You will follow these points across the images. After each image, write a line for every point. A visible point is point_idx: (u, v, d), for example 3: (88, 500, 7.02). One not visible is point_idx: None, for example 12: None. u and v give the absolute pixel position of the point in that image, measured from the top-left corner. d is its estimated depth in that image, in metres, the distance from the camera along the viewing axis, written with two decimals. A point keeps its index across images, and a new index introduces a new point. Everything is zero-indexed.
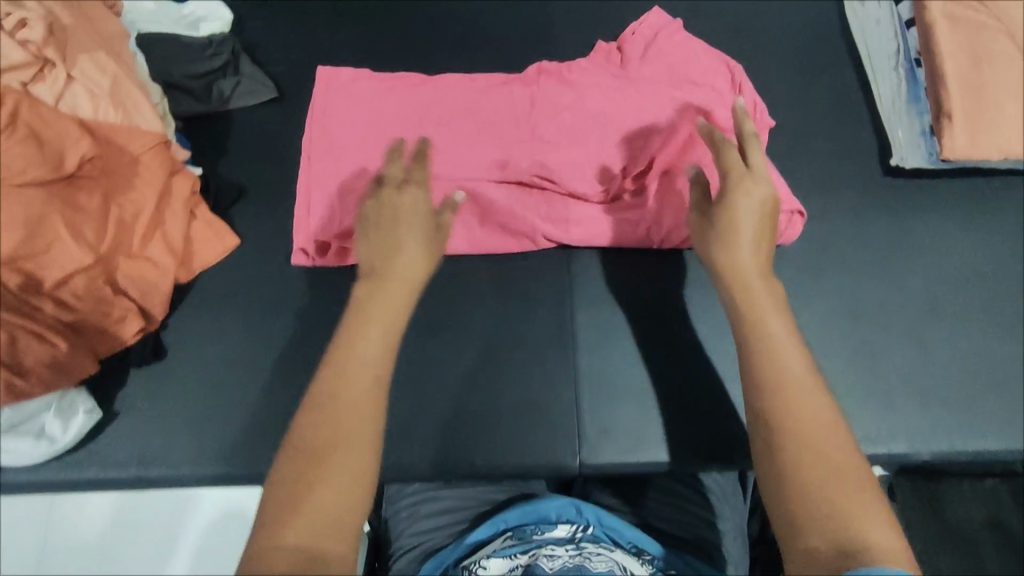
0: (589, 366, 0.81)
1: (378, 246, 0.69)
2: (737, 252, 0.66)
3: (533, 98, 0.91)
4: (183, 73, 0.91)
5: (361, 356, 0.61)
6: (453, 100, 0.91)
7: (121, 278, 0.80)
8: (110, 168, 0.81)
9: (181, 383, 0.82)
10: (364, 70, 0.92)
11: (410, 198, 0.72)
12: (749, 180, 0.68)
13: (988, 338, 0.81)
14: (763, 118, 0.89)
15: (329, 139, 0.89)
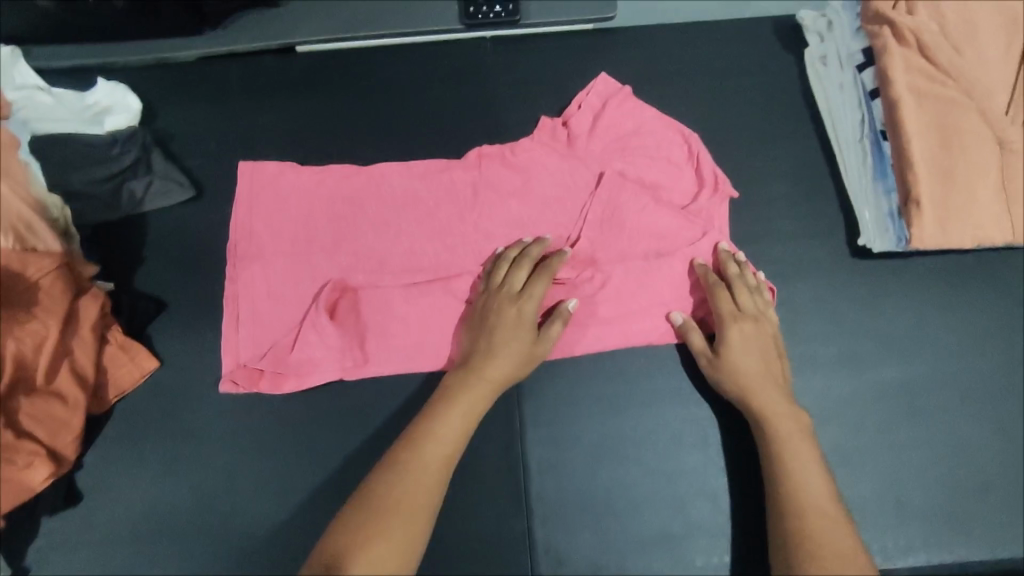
0: (542, 490, 0.75)
1: (481, 343, 0.75)
2: (743, 386, 0.74)
3: (475, 185, 0.84)
4: (82, 178, 0.83)
5: (442, 434, 0.71)
6: (389, 192, 0.84)
7: (25, 420, 0.73)
8: (5, 298, 0.73)
9: (102, 529, 0.76)
10: (290, 164, 0.85)
11: (523, 305, 0.76)
12: (739, 317, 0.76)
13: (961, 435, 0.78)
14: (723, 190, 0.83)
15: (256, 246, 0.82)
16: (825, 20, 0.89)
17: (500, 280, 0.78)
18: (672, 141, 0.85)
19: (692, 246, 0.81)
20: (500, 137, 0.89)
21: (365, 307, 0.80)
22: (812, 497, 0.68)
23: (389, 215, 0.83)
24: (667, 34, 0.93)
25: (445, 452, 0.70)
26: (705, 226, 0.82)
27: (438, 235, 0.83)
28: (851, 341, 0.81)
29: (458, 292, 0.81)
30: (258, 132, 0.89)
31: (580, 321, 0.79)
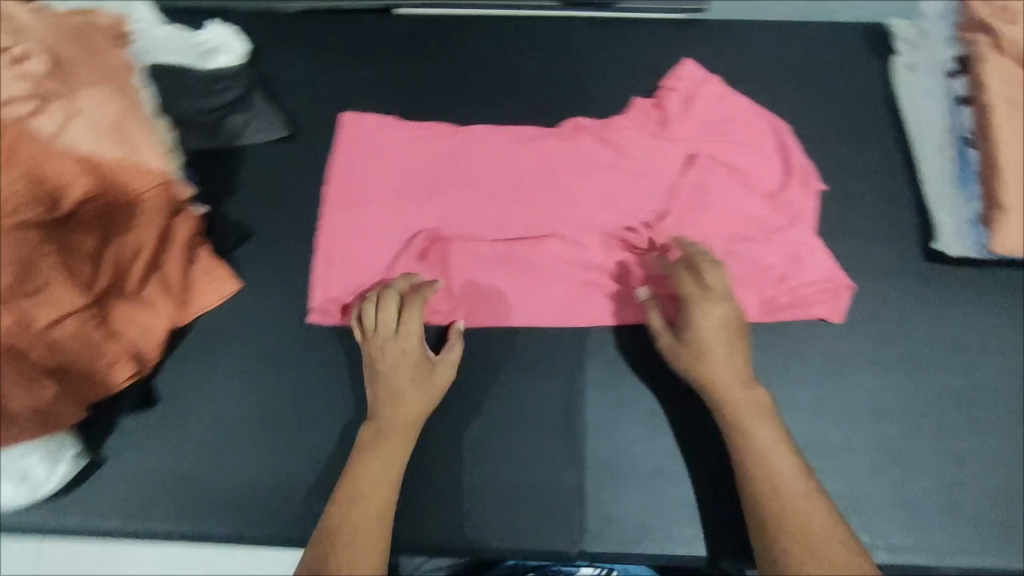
0: (596, 448, 0.77)
1: (379, 392, 0.75)
2: (713, 377, 0.73)
3: (569, 154, 0.87)
4: (193, 107, 0.88)
5: (364, 488, 0.70)
6: (484, 153, 0.87)
7: (117, 320, 0.79)
8: (112, 208, 0.78)
9: (172, 433, 0.81)
10: (393, 118, 0.89)
11: (405, 342, 0.76)
12: (706, 303, 0.74)
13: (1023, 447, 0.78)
14: (812, 183, 0.86)
15: (350, 190, 0.86)
16: (918, 28, 0.92)
17: (373, 325, 0.76)
18: (762, 131, 0.88)
19: (779, 232, 0.84)
20: (593, 112, 0.92)
21: (454, 259, 0.83)
22: (785, 496, 0.67)
23: (484, 176, 0.86)
24: (755, 30, 0.95)
25: (375, 496, 0.69)
26: (791, 216, 0.84)
27: (530, 199, 0.85)
28: (918, 342, 0.81)
29: (548, 250, 0.83)
30: (354, 83, 0.93)
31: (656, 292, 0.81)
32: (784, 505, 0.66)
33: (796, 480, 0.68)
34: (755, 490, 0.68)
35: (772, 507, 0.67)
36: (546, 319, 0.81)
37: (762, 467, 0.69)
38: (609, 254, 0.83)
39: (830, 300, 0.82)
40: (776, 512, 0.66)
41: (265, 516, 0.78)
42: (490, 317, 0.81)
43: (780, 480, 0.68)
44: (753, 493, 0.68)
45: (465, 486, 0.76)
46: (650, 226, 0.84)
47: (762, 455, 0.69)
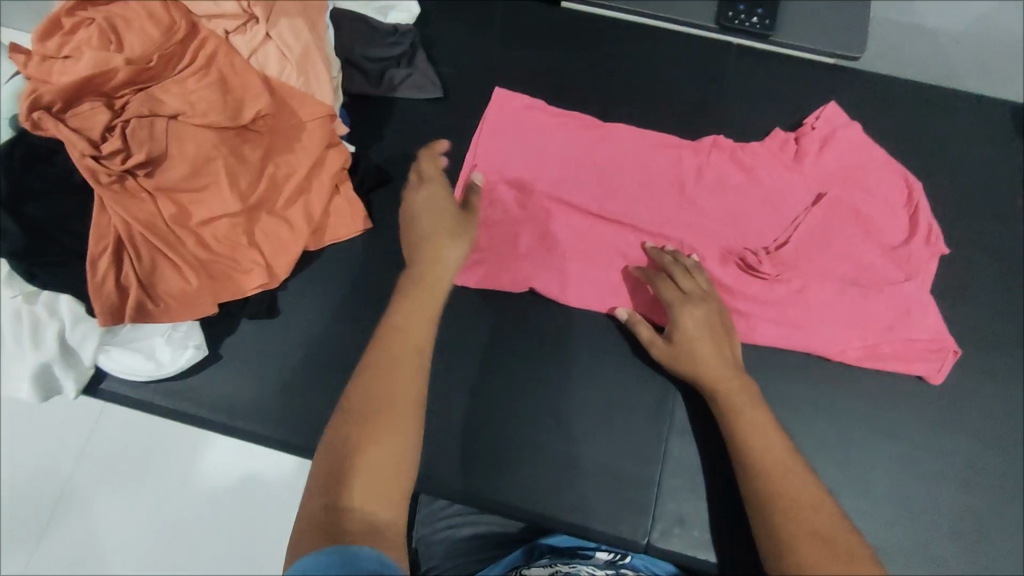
0: (681, 452, 0.79)
1: (413, 246, 0.78)
2: (706, 369, 0.74)
3: (700, 169, 0.90)
4: (363, 54, 0.95)
5: (403, 331, 0.71)
6: (620, 151, 0.91)
7: (259, 232, 0.83)
8: (279, 128, 0.84)
9: (283, 345, 0.85)
10: (540, 102, 0.93)
11: (431, 192, 0.80)
12: (685, 302, 0.76)
13: None
14: (935, 245, 0.86)
15: (490, 161, 0.90)
16: None
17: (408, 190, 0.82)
18: (895, 184, 0.89)
19: (895, 285, 0.84)
20: (733, 135, 0.95)
21: (574, 244, 0.86)
22: (790, 489, 0.66)
23: (617, 175, 0.90)
24: (905, 89, 0.96)
25: (413, 333, 0.71)
26: (909, 272, 0.85)
27: (657, 203, 0.88)
28: (1014, 420, 0.82)
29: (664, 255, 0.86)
30: (511, 63, 0.98)
31: (764, 317, 0.83)
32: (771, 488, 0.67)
33: (782, 461, 0.68)
34: (757, 482, 0.67)
35: (773, 497, 0.66)
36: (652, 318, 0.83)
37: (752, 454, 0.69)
38: (724, 270, 0.85)
39: (932, 365, 0.82)
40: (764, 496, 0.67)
41: None
42: (600, 305, 0.84)
43: (787, 478, 0.67)
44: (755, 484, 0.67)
45: (548, 456, 0.79)
46: (769, 252, 0.86)
47: (746, 440, 0.70)
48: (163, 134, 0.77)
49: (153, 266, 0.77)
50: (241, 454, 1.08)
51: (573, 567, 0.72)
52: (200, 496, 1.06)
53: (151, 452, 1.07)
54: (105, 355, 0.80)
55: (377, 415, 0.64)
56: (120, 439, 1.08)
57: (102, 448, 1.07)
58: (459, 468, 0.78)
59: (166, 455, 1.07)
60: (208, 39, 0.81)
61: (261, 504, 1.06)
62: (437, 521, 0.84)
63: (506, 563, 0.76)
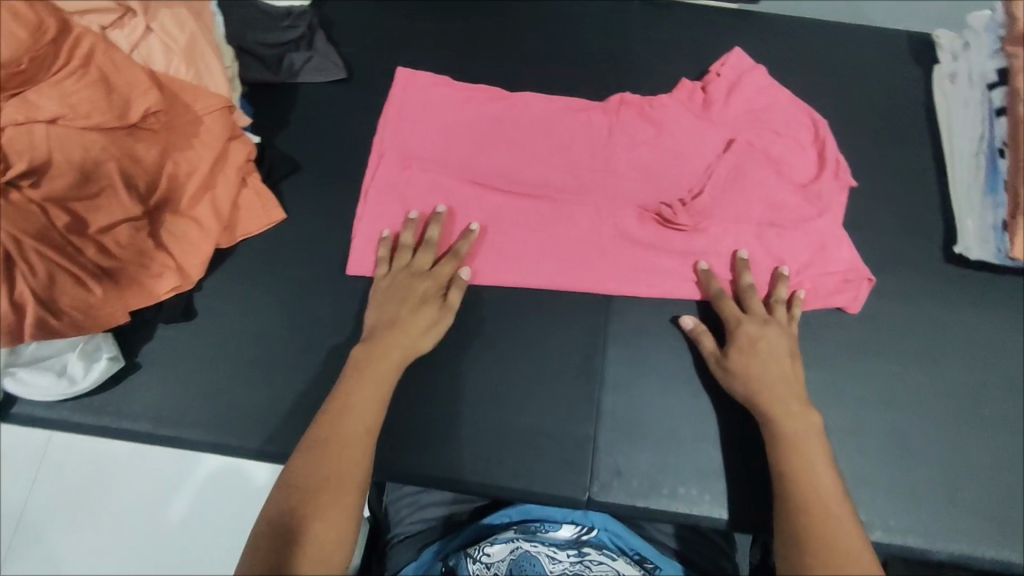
0: (613, 405, 0.79)
1: (384, 316, 0.76)
2: (768, 392, 0.72)
3: (610, 129, 0.90)
4: (257, 39, 0.92)
5: (354, 407, 0.69)
6: (530, 119, 0.90)
7: (164, 233, 0.81)
8: (173, 123, 0.81)
9: (204, 346, 0.82)
10: (444, 77, 0.92)
11: (429, 282, 0.78)
12: (763, 326, 0.75)
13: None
14: (842, 178, 0.87)
15: (399, 146, 0.88)
16: (962, 41, 0.91)
17: (405, 263, 0.80)
18: (801, 123, 0.90)
19: (809, 221, 0.85)
20: (640, 89, 0.95)
21: (488, 219, 0.85)
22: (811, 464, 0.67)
23: (527, 143, 0.89)
24: (803, 30, 0.98)
25: (363, 412, 0.69)
26: (822, 207, 0.85)
27: (570, 168, 0.88)
28: (932, 337, 0.82)
29: (580, 222, 0.85)
30: (413, 38, 0.97)
31: (675, 271, 0.83)
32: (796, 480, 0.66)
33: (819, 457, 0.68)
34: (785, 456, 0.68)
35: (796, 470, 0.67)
36: (571, 283, 0.83)
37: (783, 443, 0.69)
38: (641, 226, 0.85)
39: (851, 295, 0.83)
40: (793, 478, 0.67)
41: (286, 437, 0.79)
42: (523, 282, 0.83)
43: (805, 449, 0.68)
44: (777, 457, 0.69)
45: (483, 425, 0.78)
46: (685, 202, 0.86)
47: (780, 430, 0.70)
48: (46, 142, 0.72)
49: (51, 280, 0.72)
50: (194, 468, 1.04)
51: (535, 546, 0.75)
52: (157, 516, 1.03)
53: (100, 476, 1.04)
54: (10, 377, 0.76)
55: (323, 491, 0.63)
56: (68, 468, 1.04)
57: (49, 480, 1.04)
58: (394, 450, 0.77)
59: (116, 478, 1.04)
60: (82, 35, 0.76)
61: (220, 514, 1.03)
62: (404, 489, 0.85)
63: (469, 536, 0.78)
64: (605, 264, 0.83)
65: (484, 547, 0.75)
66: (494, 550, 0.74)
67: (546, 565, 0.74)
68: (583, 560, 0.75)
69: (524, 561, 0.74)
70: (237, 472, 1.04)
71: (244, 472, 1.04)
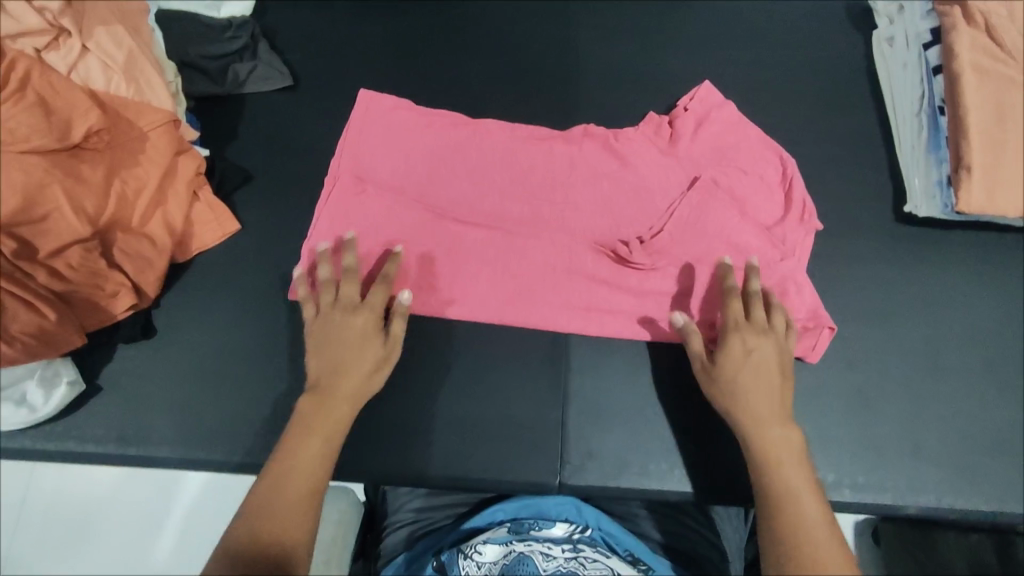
0: (580, 388, 0.80)
1: (322, 363, 0.72)
2: (749, 403, 0.69)
3: (571, 160, 0.88)
4: (199, 53, 0.90)
5: (323, 420, 0.69)
6: (490, 148, 0.88)
7: (116, 252, 0.80)
8: (117, 141, 0.80)
9: (167, 364, 0.81)
10: (408, 102, 0.90)
11: (364, 314, 0.74)
12: (752, 332, 0.72)
13: (986, 395, 0.80)
14: (809, 222, 0.84)
15: (353, 169, 0.86)
16: (897, 5, 0.93)
17: (331, 301, 0.75)
18: (769, 161, 0.88)
19: (771, 264, 0.82)
20: (586, 77, 0.96)
21: (435, 260, 0.82)
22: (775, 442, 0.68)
23: (482, 176, 0.87)
24: (744, 5, 0.99)
25: (325, 424, 0.69)
26: (786, 251, 0.83)
27: (527, 199, 0.86)
28: (888, 298, 0.84)
29: (533, 257, 0.83)
30: (357, 40, 0.97)
31: (629, 309, 0.81)
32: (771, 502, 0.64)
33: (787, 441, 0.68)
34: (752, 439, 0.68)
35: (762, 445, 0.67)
36: (517, 319, 0.81)
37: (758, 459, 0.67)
38: (597, 263, 0.82)
39: (812, 343, 0.79)
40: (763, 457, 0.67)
41: (255, 447, 0.78)
42: (466, 318, 0.81)
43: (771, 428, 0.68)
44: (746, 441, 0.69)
45: (451, 419, 0.78)
46: (643, 241, 0.83)
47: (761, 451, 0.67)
48: None
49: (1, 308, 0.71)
50: (179, 489, 1.03)
51: (528, 545, 0.73)
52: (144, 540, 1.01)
53: (83, 506, 1.02)
54: None
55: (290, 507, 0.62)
56: (49, 501, 1.02)
57: (32, 515, 1.02)
58: (363, 451, 0.77)
59: (99, 506, 1.02)
60: (17, 59, 0.75)
61: (208, 533, 1.01)
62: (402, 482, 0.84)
63: (463, 533, 0.77)
64: (557, 301, 0.81)
65: (475, 546, 0.73)
66: (486, 549, 0.73)
67: (540, 564, 0.71)
68: (578, 557, 0.72)
69: (517, 562, 0.70)
70: (228, 486, 1.03)
71: (237, 487, 1.03)
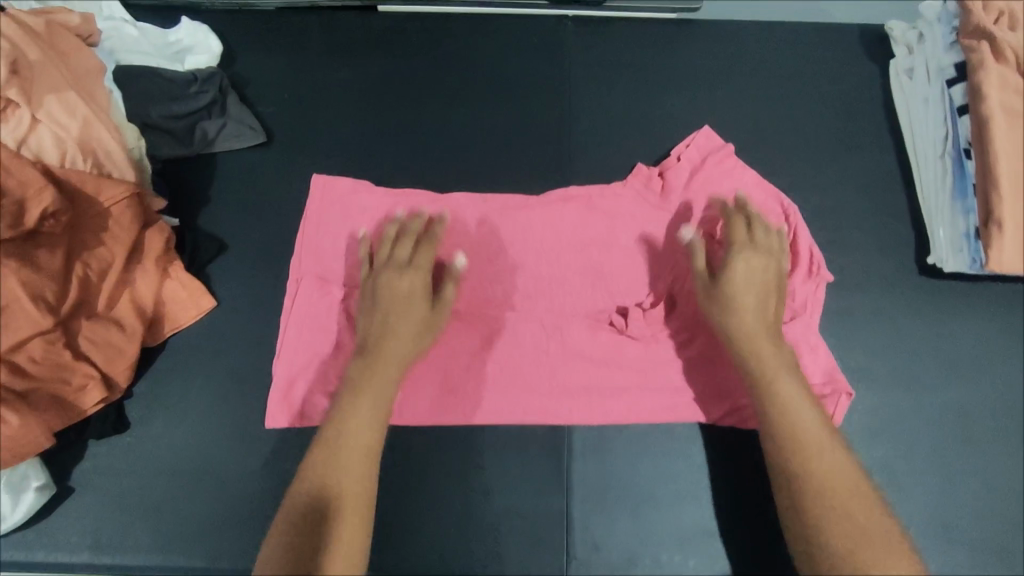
0: (585, 472, 0.76)
1: (375, 325, 0.75)
2: (742, 329, 0.73)
3: (556, 229, 0.83)
4: (161, 112, 0.83)
5: (360, 408, 0.71)
6: (467, 228, 0.83)
7: (83, 341, 0.74)
8: (77, 220, 0.74)
9: (142, 460, 0.77)
10: (366, 182, 0.85)
11: (413, 277, 0.77)
12: (749, 251, 0.76)
13: (1016, 467, 0.75)
14: (817, 275, 0.79)
15: (316, 268, 0.82)
16: (916, 32, 0.86)
17: (385, 259, 0.79)
18: (770, 211, 0.82)
19: None
20: (583, 121, 0.89)
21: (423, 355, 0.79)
22: (801, 423, 0.68)
23: (464, 249, 0.83)
24: (749, 33, 0.92)
25: (366, 414, 0.71)
26: (794, 310, 0.78)
27: (516, 278, 0.82)
28: (912, 362, 0.78)
29: (530, 337, 0.80)
30: (332, 87, 0.90)
31: (638, 386, 0.78)
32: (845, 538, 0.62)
33: (810, 424, 0.68)
34: (775, 422, 0.69)
35: (789, 425, 0.68)
36: (517, 416, 0.77)
37: (812, 505, 0.64)
38: (595, 341, 0.80)
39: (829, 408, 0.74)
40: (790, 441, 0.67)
41: (242, 548, 0.74)
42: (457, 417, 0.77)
43: (795, 407, 0.68)
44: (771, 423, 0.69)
45: (450, 512, 0.74)
46: (642, 310, 0.80)
47: (805, 470, 0.66)
48: None
49: None
50: None
51: None
52: None
53: None
54: None
55: (338, 491, 0.66)
56: None
57: None
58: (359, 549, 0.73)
59: None
60: None
61: None
62: None
63: None
64: (554, 388, 0.78)
65: None
66: None
67: None
68: None
69: None
70: None
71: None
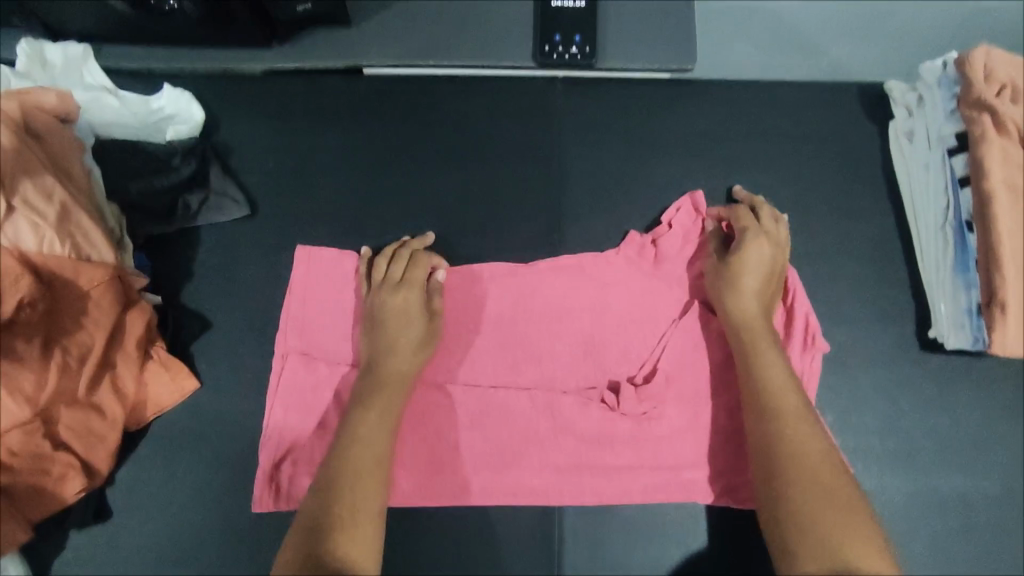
0: (573, 563, 0.75)
1: (376, 342, 0.77)
2: (746, 311, 0.76)
3: (551, 297, 0.82)
4: (141, 189, 0.82)
5: (369, 425, 0.72)
6: (464, 298, 0.82)
7: (63, 430, 0.71)
8: (56, 306, 0.71)
9: (125, 547, 0.76)
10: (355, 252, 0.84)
11: (408, 293, 0.78)
12: (760, 235, 0.78)
13: (1005, 550, 0.77)
14: (813, 346, 0.78)
15: (302, 342, 0.81)
16: (916, 94, 0.84)
17: (381, 279, 0.80)
18: None
19: None
20: (575, 185, 0.87)
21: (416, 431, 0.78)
22: (788, 402, 0.70)
23: (453, 323, 0.81)
24: (744, 92, 0.89)
25: (375, 434, 0.71)
26: None
27: (511, 350, 0.81)
28: (912, 444, 0.78)
29: (524, 412, 0.79)
30: (317, 154, 0.88)
31: (630, 466, 0.77)
32: (815, 519, 0.62)
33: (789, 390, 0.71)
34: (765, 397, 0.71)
35: (774, 405, 0.70)
36: (512, 497, 0.76)
37: (797, 479, 0.65)
38: (586, 416, 0.78)
39: None
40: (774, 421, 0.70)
41: None
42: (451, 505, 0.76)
43: (776, 384, 0.72)
44: (767, 399, 0.71)
45: None
46: (635, 384, 0.79)
47: (783, 445, 0.68)
48: None
49: None
50: None
51: None
52: None
53: None
54: None
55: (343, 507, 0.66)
56: None
57: None
58: None
59: None
60: None
61: None
62: None
63: None
64: (545, 465, 0.77)
65: None
66: None
67: None
68: None
69: None
70: None
71: None
